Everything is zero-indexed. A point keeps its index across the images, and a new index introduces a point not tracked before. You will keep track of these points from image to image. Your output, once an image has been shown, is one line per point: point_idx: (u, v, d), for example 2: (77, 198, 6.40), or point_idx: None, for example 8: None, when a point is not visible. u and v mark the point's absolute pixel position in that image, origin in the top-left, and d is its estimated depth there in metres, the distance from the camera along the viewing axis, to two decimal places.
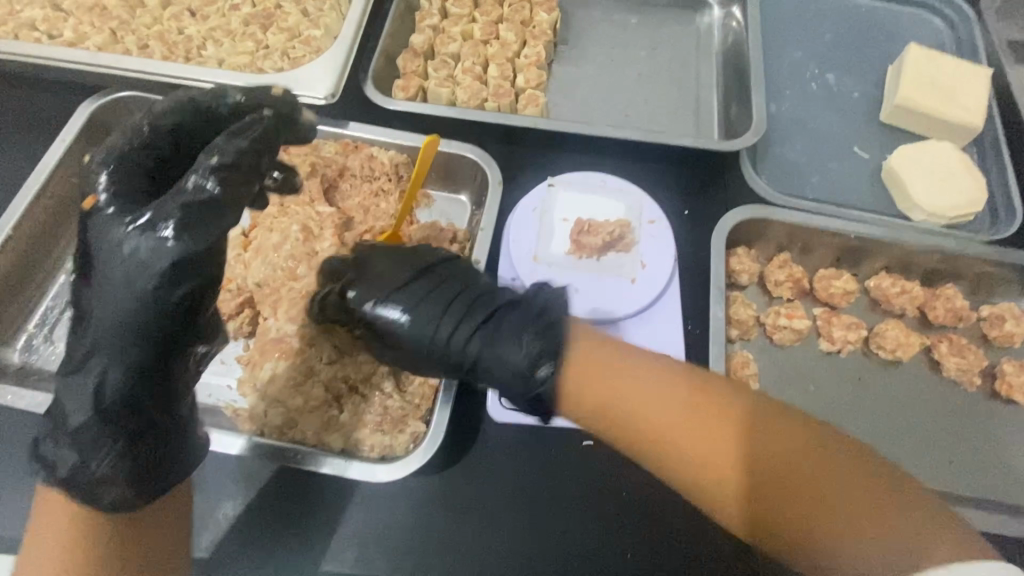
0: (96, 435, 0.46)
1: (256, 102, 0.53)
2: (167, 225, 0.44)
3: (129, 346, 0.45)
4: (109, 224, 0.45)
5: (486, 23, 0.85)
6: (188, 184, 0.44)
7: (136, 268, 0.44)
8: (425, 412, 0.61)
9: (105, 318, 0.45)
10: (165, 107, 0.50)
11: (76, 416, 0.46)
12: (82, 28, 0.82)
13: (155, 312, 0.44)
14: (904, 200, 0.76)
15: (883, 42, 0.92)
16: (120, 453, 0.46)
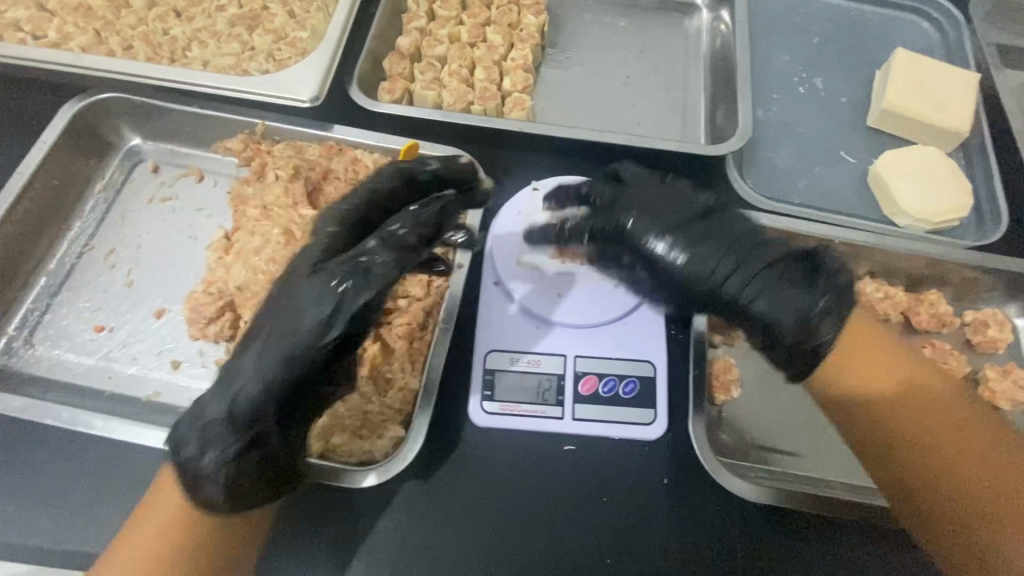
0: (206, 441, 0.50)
1: (447, 172, 0.61)
2: (342, 282, 0.49)
3: (280, 378, 0.50)
4: (304, 270, 0.52)
5: (474, 25, 0.84)
6: (371, 244, 0.51)
7: (313, 304, 0.50)
8: (404, 417, 0.61)
9: (267, 367, 0.50)
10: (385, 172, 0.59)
11: (215, 422, 0.50)
12: (67, 28, 0.82)
13: (302, 355, 0.49)
14: (890, 205, 0.76)
15: (872, 47, 0.92)
16: (230, 472, 0.50)
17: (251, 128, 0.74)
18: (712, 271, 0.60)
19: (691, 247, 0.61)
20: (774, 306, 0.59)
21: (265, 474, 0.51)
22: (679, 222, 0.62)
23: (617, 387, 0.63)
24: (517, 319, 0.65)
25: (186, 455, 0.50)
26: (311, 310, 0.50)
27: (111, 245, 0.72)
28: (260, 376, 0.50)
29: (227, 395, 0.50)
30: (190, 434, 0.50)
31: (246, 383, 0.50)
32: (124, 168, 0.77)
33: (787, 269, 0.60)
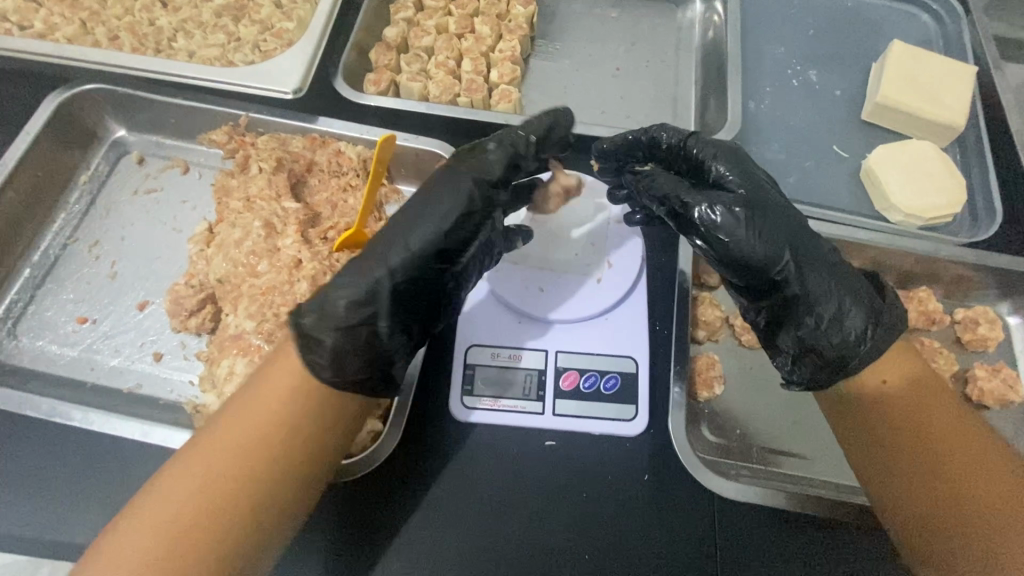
0: (346, 314, 0.50)
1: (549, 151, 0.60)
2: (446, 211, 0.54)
3: (437, 246, 0.53)
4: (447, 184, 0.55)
5: (462, 16, 0.83)
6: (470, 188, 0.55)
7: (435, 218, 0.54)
8: (383, 410, 0.61)
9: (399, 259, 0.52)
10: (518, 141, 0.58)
11: (364, 283, 0.51)
12: (53, 19, 0.81)
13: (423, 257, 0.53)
14: (882, 201, 0.75)
15: (868, 39, 0.90)
16: (366, 344, 0.51)
17: (235, 119, 0.74)
18: (778, 240, 0.54)
19: (764, 213, 0.54)
20: (818, 294, 0.55)
21: (375, 367, 0.52)
22: (761, 186, 0.57)
23: (597, 383, 0.62)
24: (497, 316, 0.65)
25: (324, 326, 0.50)
26: (437, 208, 0.54)
27: (96, 237, 0.72)
28: (412, 247, 0.53)
29: (376, 265, 0.52)
30: (340, 298, 0.50)
31: (389, 255, 0.52)
32: (110, 160, 0.77)
33: (849, 266, 0.57)
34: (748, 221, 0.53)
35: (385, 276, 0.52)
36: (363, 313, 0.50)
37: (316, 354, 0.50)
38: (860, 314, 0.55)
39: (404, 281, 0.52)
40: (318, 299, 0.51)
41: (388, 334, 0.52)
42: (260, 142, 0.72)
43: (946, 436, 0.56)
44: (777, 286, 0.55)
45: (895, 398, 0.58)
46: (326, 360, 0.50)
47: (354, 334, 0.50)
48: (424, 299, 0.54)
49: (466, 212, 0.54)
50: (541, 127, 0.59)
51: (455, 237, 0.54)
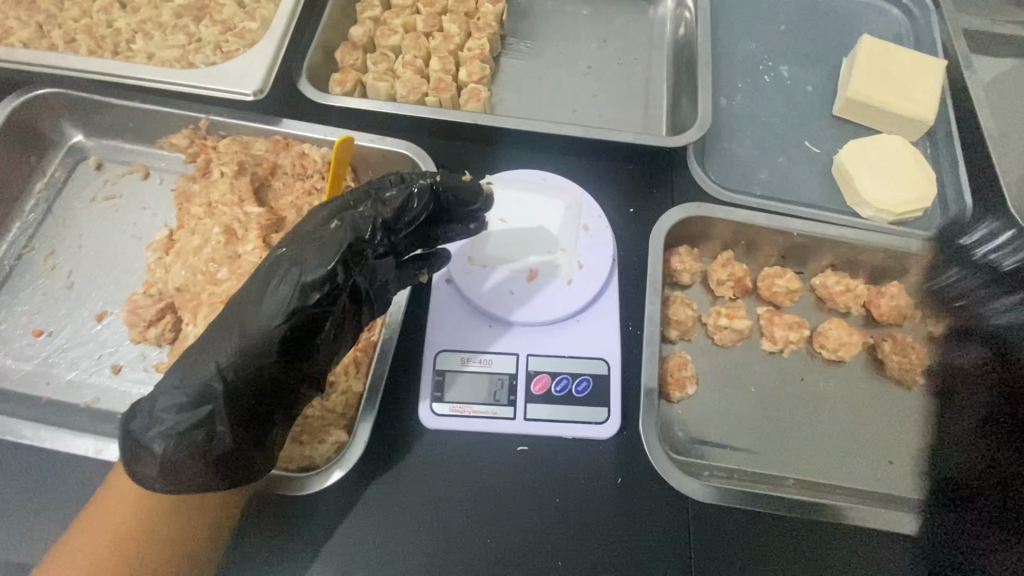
0: (169, 423, 0.48)
1: (418, 208, 0.52)
2: (282, 313, 0.48)
3: (279, 347, 0.48)
4: (272, 283, 0.49)
5: (430, 14, 0.81)
6: (299, 291, 0.48)
7: (270, 316, 0.48)
8: (348, 419, 0.59)
9: (232, 361, 0.48)
10: (364, 216, 0.50)
11: (189, 387, 0.48)
12: (9, 22, 0.79)
13: (263, 363, 0.48)
14: (854, 198, 0.74)
15: (840, 34, 0.90)
16: (202, 446, 0.49)
17: (196, 122, 0.71)
18: None
19: None
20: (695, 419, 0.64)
21: (220, 460, 0.49)
22: None
23: (570, 386, 0.61)
24: (465, 320, 0.63)
25: (147, 432, 0.48)
26: (271, 298, 0.48)
27: (51, 246, 0.69)
28: (241, 346, 0.48)
29: (205, 364, 0.48)
30: (166, 403, 0.48)
31: (217, 353, 0.48)
32: (67, 166, 0.74)
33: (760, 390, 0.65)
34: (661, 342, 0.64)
35: (213, 376, 0.48)
36: (191, 419, 0.48)
37: (146, 461, 0.49)
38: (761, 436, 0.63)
39: (237, 378, 0.48)
40: (144, 405, 0.49)
41: (225, 429, 0.49)
42: (221, 145, 0.70)
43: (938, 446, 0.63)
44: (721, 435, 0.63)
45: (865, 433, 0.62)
46: (154, 468, 0.49)
47: (177, 439, 0.48)
48: (273, 388, 0.50)
49: (300, 306, 0.48)
50: (391, 205, 0.51)
51: (304, 332, 0.49)
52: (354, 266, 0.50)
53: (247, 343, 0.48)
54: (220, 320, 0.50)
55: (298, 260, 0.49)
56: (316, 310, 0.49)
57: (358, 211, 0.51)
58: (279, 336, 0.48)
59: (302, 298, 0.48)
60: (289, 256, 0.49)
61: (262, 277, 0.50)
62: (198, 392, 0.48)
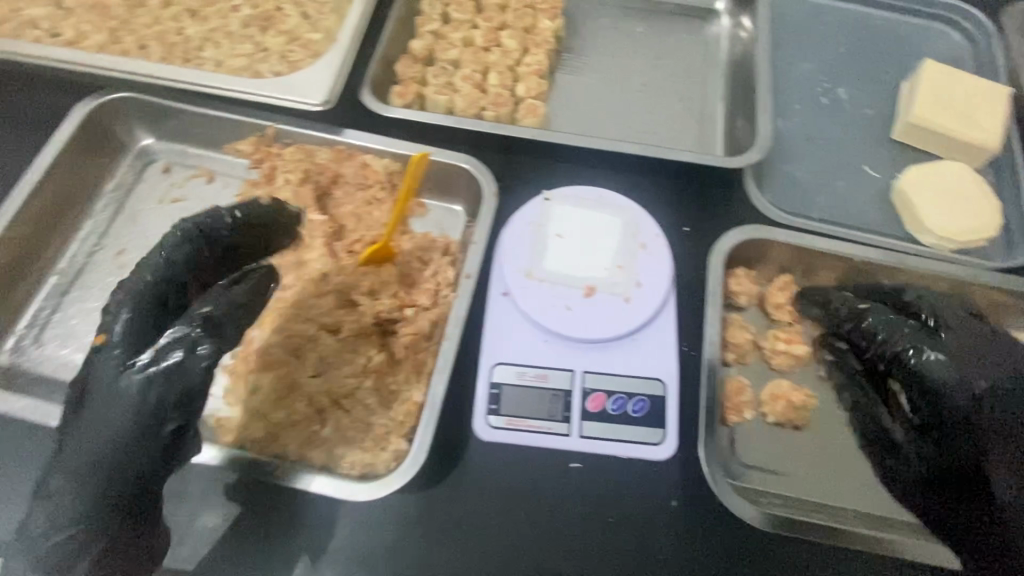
0: (49, 527, 0.48)
1: (158, 294, 0.51)
2: (61, 418, 0.49)
3: (95, 468, 0.48)
4: (79, 396, 0.48)
5: (489, 29, 0.83)
6: (74, 398, 0.49)
7: (84, 431, 0.48)
8: (409, 430, 0.59)
9: (104, 481, 0.48)
10: (118, 318, 0.49)
11: (71, 502, 0.48)
12: (84, 27, 0.82)
13: (92, 480, 0.48)
14: (914, 224, 0.73)
15: (899, 58, 0.89)
16: (91, 555, 0.49)
17: (262, 130, 0.73)
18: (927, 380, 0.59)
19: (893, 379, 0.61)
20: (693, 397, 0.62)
21: (102, 567, 0.49)
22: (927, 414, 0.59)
23: (626, 405, 0.61)
24: (522, 334, 0.64)
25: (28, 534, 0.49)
26: (93, 413, 0.48)
27: (121, 245, 0.72)
28: (72, 459, 0.48)
29: (78, 484, 0.48)
30: (51, 513, 0.48)
31: (87, 474, 0.48)
32: (136, 168, 0.77)
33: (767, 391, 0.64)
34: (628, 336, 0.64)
35: (81, 495, 0.48)
36: (73, 532, 0.48)
37: (22, 562, 0.48)
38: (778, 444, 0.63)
39: (70, 490, 0.48)
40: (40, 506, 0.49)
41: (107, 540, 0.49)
42: (286, 153, 0.72)
43: None
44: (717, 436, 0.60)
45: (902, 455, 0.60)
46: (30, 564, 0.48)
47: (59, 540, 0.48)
48: (98, 502, 0.48)
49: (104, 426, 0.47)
50: (153, 295, 0.51)
51: (95, 456, 0.47)
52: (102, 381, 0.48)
53: (112, 466, 0.47)
54: (92, 437, 0.48)
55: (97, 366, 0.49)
56: (113, 426, 0.48)
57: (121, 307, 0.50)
58: (128, 432, 0.47)
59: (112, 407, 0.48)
60: (86, 364, 0.49)
61: (79, 377, 0.50)
62: (64, 496, 0.48)
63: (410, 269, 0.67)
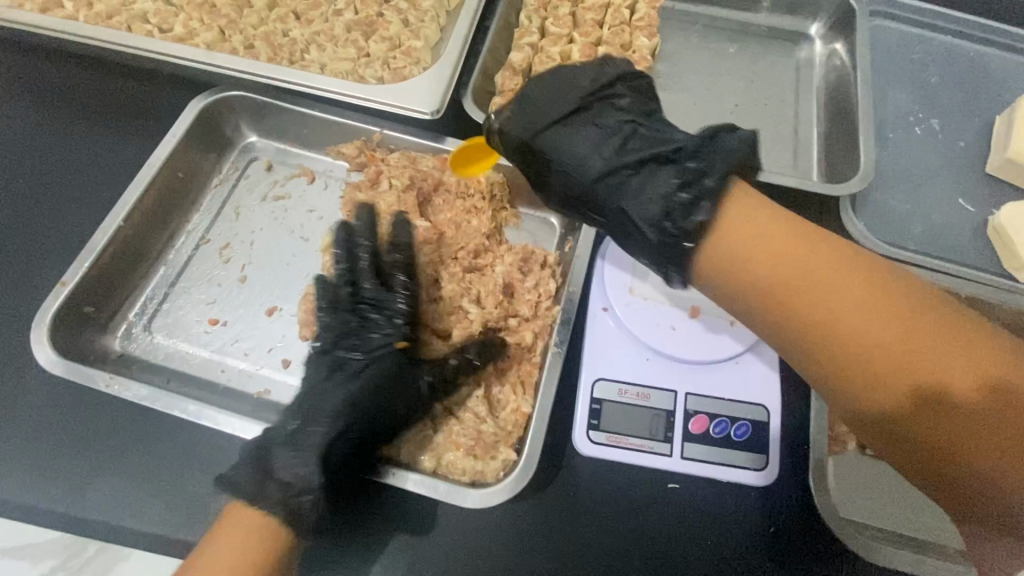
0: (290, 463, 0.53)
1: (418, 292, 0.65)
2: (336, 360, 0.60)
3: (361, 407, 0.57)
4: (360, 343, 0.61)
5: (587, 44, 0.84)
6: (353, 350, 0.61)
7: (360, 373, 0.59)
8: (516, 440, 0.60)
9: (367, 417, 0.57)
10: (399, 285, 0.64)
11: (330, 431, 0.56)
12: (192, 24, 0.83)
13: (359, 417, 0.57)
14: (1012, 262, 0.72)
15: (994, 89, 0.88)
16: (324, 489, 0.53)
17: (369, 136, 0.76)
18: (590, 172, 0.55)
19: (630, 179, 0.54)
20: (572, 153, 0.56)
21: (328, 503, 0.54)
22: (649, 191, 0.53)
23: (728, 429, 0.61)
24: (623, 351, 0.64)
25: (284, 464, 0.53)
26: (370, 360, 0.60)
27: (227, 240, 0.74)
28: (343, 398, 0.57)
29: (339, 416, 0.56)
30: (311, 439, 0.55)
31: (352, 411, 0.57)
32: (241, 165, 0.79)
33: (666, 175, 0.53)
34: (539, 96, 0.57)
35: (342, 427, 0.56)
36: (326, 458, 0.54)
37: (272, 493, 0.51)
38: (649, 227, 0.51)
39: (337, 423, 0.56)
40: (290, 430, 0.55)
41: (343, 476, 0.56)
42: (391, 159, 0.74)
43: (855, 314, 0.46)
44: (675, 217, 0.50)
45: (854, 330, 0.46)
46: (281, 493, 0.51)
47: (313, 478, 0.52)
48: (358, 445, 0.57)
49: (384, 375, 0.59)
50: (406, 280, 0.65)
51: (366, 398, 0.58)
52: (384, 342, 0.61)
53: (377, 407, 0.58)
54: (365, 381, 0.58)
55: (372, 325, 0.62)
56: (384, 378, 0.59)
57: (392, 281, 0.65)
58: (397, 403, 0.58)
59: (382, 362, 0.60)
60: (370, 321, 0.62)
61: (349, 332, 0.62)
62: (323, 428, 0.56)
63: (511, 279, 0.68)
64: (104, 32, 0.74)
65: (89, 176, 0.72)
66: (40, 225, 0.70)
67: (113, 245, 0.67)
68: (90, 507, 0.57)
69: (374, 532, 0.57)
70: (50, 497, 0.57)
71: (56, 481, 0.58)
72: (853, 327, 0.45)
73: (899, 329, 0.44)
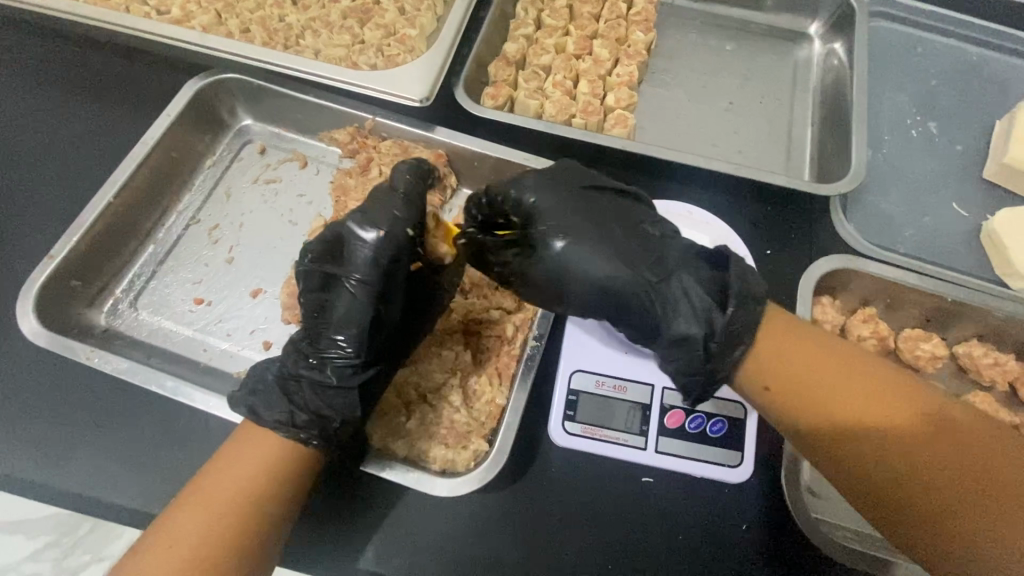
0: (322, 387, 0.55)
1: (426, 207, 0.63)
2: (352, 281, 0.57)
3: (383, 322, 0.58)
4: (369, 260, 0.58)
5: (582, 37, 0.84)
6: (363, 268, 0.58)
7: (378, 290, 0.57)
8: (489, 431, 0.60)
9: (383, 334, 0.58)
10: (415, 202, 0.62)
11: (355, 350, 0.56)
12: (190, 6, 0.83)
13: (381, 337, 0.58)
14: (1005, 267, 0.71)
15: (995, 93, 0.86)
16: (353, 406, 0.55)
17: (361, 122, 0.75)
18: (605, 267, 0.56)
19: (656, 274, 0.55)
20: (571, 262, 0.57)
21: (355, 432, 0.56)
22: (665, 301, 0.55)
23: (704, 425, 0.61)
24: (602, 342, 0.64)
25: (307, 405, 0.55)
26: (389, 271, 0.58)
27: (216, 221, 0.74)
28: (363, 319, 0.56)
29: (358, 334, 0.56)
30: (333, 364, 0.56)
31: (376, 328, 0.57)
32: (234, 147, 0.80)
33: (691, 283, 0.55)
34: (539, 207, 0.59)
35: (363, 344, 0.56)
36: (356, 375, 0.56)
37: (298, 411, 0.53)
38: (683, 353, 0.54)
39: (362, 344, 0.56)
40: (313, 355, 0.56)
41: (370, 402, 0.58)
42: (383, 146, 0.75)
43: (882, 423, 0.47)
44: (688, 345, 0.53)
45: (886, 431, 0.46)
46: (312, 426, 0.53)
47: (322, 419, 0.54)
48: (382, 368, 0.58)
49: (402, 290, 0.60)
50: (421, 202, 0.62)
51: (385, 315, 0.58)
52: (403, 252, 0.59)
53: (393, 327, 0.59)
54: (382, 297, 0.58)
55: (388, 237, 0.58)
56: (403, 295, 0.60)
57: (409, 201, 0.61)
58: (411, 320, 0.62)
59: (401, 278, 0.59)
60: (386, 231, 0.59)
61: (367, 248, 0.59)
62: (349, 349, 0.56)
63: None
64: (102, 12, 0.74)
65: (81, 154, 0.73)
66: (32, 201, 0.70)
67: (101, 221, 0.68)
68: (67, 478, 0.58)
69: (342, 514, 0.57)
70: (27, 468, 0.58)
71: (35, 451, 0.59)
72: (887, 430, 0.46)
73: (914, 429, 0.46)
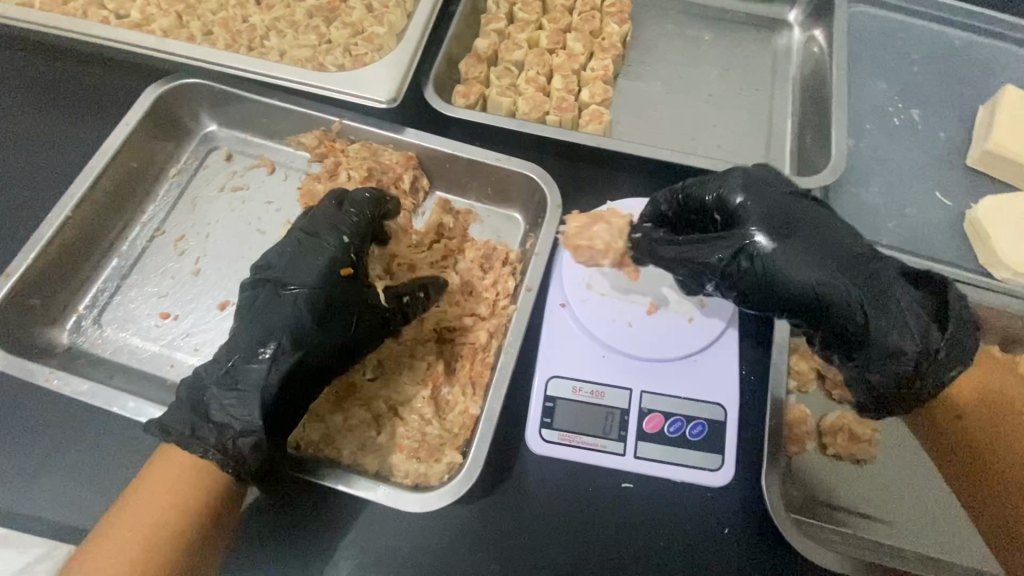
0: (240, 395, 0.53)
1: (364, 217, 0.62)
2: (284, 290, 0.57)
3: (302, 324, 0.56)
4: (297, 271, 0.58)
5: (555, 31, 0.81)
6: (290, 283, 0.58)
7: (300, 298, 0.57)
8: (463, 442, 0.58)
9: (306, 336, 0.56)
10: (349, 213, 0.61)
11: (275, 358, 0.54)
12: (150, 9, 0.81)
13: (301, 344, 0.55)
14: (988, 257, 0.70)
15: (978, 78, 0.85)
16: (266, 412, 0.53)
17: (328, 124, 0.73)
18: (820, 268, 0.49)
19: (873, 285, 0.49)
20: (797, 264, 0.50)
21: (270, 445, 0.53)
22: (870, 313, 0.49)
23: (684, 429, 0.59)
24: (578, 347, 0.63)
25: (220, 403, 0.53)
26: (310, 277, 0.58)
27: (181, 231, 0.72)
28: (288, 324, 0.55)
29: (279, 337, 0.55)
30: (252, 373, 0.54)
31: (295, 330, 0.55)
32: (199, 154, 0.77)
33: (907, 293, 0.49)
34: (752, 201, 0.52)
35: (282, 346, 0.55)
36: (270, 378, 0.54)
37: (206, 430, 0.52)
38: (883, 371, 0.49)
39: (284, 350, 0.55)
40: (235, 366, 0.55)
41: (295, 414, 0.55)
42: (351, 150, 0.72)
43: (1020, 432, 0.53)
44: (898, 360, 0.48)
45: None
46: (214, 434, 0.52)
47: (251, 420, 0.52)
48: (308, 374, 0.56)
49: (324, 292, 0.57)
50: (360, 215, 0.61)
51: (301, 319, 0.56)
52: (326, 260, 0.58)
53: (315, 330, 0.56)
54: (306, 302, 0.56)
55: (309, 249, 0.59)
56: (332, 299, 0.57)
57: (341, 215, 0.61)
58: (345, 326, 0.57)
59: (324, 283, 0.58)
60: (306, 242, 0.59)
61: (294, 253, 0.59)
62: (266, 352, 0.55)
63: (469, 278, 0.67)
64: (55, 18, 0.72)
65: (40, 166, 0.71)
66: None
67: (59, 236, 0.65)
68: (31, 504, 0.56)
69: (306, 533, 0.55)
70: None
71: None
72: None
73: None
